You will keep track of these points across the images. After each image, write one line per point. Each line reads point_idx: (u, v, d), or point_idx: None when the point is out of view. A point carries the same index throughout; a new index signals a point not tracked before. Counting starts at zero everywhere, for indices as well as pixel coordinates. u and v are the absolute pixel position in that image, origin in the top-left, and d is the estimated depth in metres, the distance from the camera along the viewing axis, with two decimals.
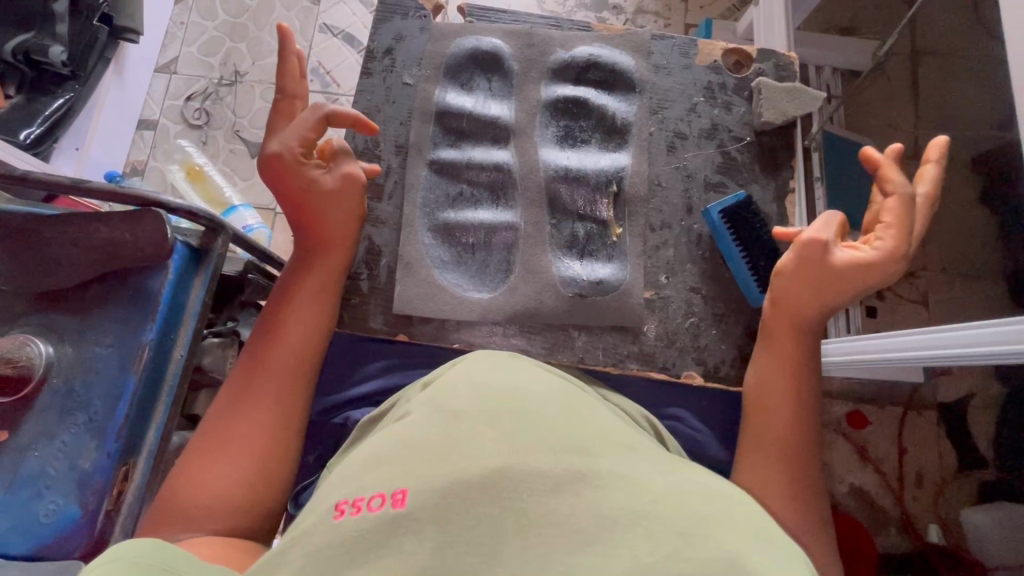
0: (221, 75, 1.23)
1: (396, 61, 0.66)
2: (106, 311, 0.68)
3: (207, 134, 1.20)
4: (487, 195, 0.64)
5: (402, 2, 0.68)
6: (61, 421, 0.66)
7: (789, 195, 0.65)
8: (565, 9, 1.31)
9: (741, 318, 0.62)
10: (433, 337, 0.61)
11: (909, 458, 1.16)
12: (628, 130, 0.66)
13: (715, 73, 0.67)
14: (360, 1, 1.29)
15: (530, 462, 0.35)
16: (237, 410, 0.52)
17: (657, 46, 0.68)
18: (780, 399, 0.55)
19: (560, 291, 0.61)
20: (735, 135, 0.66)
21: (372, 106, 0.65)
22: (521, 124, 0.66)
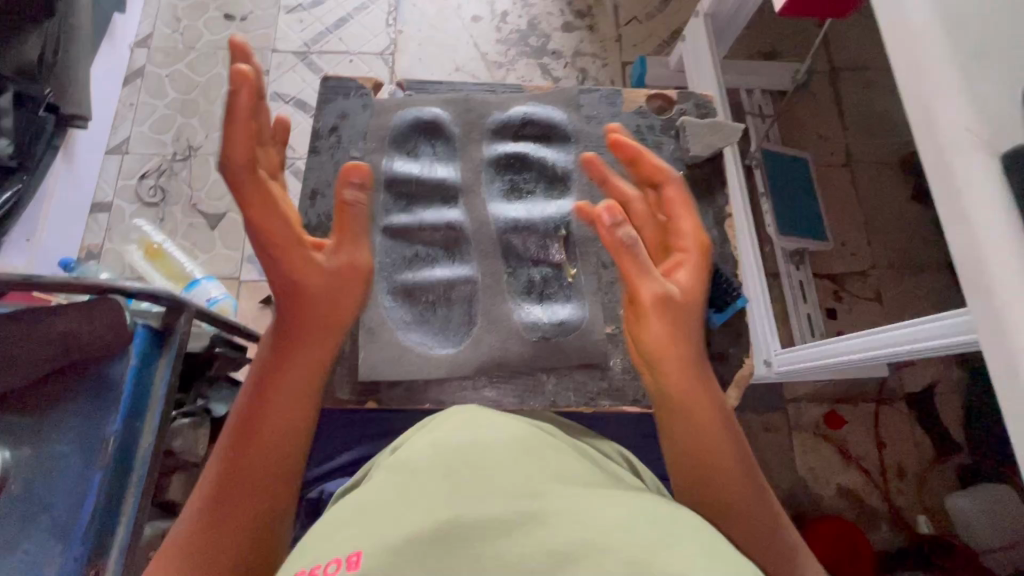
0: (174, 151, 1.24)
1: (342, 137, 0.69)
2: (66, 407, 0.66)
3: (164, 211, 1.19)
4: (442, 251, 0.66)
5: (343, 82, 0.71)
6: (22, 529, 0.62)
7: (727, 220, 0.69)
8: (507, 59, 1.38)
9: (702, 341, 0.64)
10: (402, 400, 0.61)
11: (889, 451, 1.16)
12: (570, 176, 0.69)
13: (642, 117, 0.72)
14: (309, 68, 1.33)
15: (489, 510, 0.34)
16: (231, 487, 0.50)
17: (586, 99, 0.72)
18: (710, 439, 0.51)
19: (524, 337, 0.63)
20: (669, 171, 0.70)
21: (323, 182, 0.67)
22: (468, 182, 0.68)
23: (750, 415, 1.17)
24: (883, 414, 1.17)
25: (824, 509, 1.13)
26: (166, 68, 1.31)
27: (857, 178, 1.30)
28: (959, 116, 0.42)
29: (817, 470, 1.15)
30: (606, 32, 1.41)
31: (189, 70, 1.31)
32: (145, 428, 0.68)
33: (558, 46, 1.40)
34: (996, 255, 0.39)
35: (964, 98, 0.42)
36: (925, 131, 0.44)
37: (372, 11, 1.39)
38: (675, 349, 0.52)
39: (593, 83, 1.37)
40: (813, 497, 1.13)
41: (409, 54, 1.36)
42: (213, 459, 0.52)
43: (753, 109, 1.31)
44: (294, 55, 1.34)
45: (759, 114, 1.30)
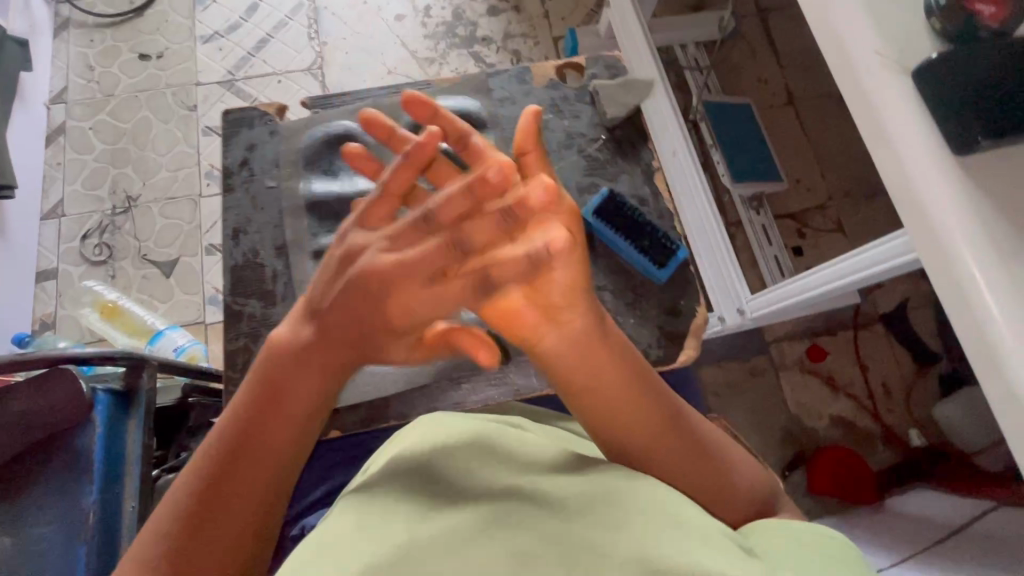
0: (113, 204, 1.20)
1: (254, 169, 0.67)
2: (39, 488, 0.64)
3: (114, 267, 1.16)
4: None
5: (245, 114, 0.69)
6: None
7: (657, 173, 0.68)
8: (438, 53, 1.35)
9: (654, 298, 0.63)
10: (365, 422, 0.58)
11: (873, 372, 1.18)
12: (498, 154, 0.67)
13: (553, 90, 0.71)
14: (238, 96, 1.29)
15: (449, 529, 0.35)
16: (219, 493, 0.42)
17: (495, 81, 0.71)
18: (622, 392, 0.42)
19: (475, 330, 0.61)
20: (589, 137, 0.69)
21: (243, 218, 0.65)
22: None
23: (735, 365, 1.18)
24: (861, 339, 1.20)
25: (821, 441, 1.15)
26: (88, 119, 1.26)
27: (800, 114, 1.31)
28: (875, 45, 0.42)
29: (807, 404, 1.17)
30: (532, 9, 1.39)
31: (113, 119, 1.26)
32: (126, 492, 0.65)
33: (487, 32, 1.37)
34: (923, 174, 0.39)
35: (869, 24, 0.42)
36: (845, 69, 0.44)
37: (292, 27, 1.35)
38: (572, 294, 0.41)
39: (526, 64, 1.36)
40: (809, 432, 1.15)
41: (338, 64, 1.33)
42: (177, 497, 0.42)
43: (688, 63, 1.31)
44: (220, 85, 1.30)
45: (694, 67, 1.30)
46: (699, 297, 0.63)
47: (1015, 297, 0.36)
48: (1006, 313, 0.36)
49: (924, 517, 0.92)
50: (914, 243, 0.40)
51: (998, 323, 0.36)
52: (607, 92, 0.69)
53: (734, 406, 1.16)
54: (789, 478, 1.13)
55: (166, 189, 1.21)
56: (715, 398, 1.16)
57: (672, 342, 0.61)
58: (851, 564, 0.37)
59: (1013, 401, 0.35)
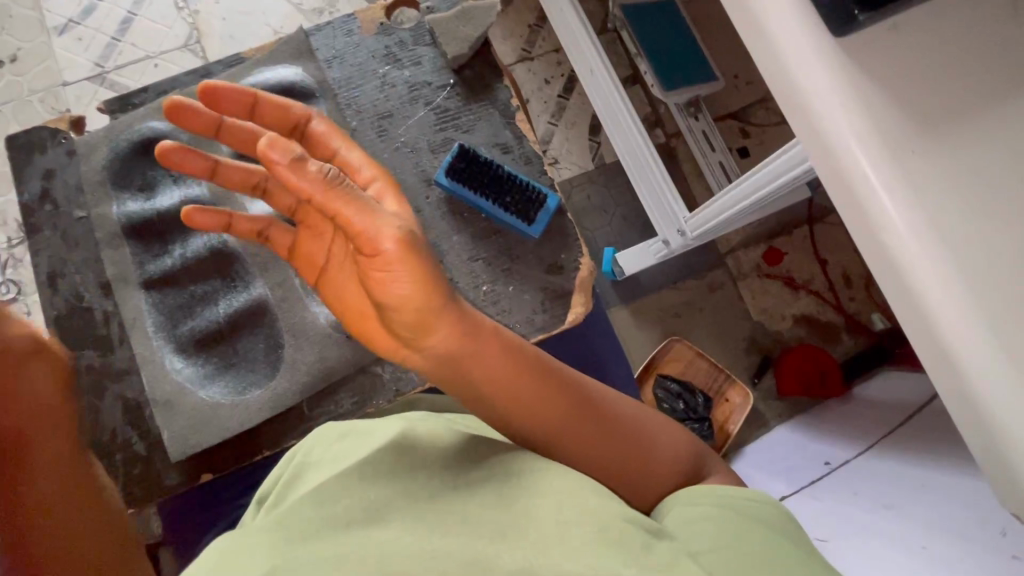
0: (7, 236, 1.10)
1: (58, 202, 0.61)
2: None
3: (27, 303, 1.08)
4: (220, 280, 0.59)
5: (32, 136, 0.61)
6: None
7: (517, 113, 0.65)
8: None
9: (533, 257, 0.62)
10: (238, 457, 0.57)
11: (832, 264, 1.16)
12: (396, 126, 0.63)
13: (386, 35, 0.64)
14: (113, 90, 1.16)
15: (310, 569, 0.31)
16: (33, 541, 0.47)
17: (318, 41, 0.64)
18: (509, 396, 0.41)
19: (336, 338, 0.57)
20: (437, 85, 0.63)
21: (58, 261, 0.60)
22: (218, 195, 0.61)
23: (691, 284, 1.15)
24: (817, 233, 1.17)
25: (787, 342, 1.14)
26: None
27: None
28: None
29: (769, 308, 1.15)
30: None
31: None
32: None
33: None
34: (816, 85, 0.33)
35: None
36: None
37: None
38: (420, 314, 0.39)
39: None
40: (774, 336, 1.14)
41: (217, 33, 1.19)
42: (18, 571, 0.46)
43: None
44: (91, 81, 1.16)
45: None
46: (577, 246, 0.62)
47: (930, 215, 0.31)
48: (918, 236, 0.31)
49: (887, 400, 0.92)
50: (817, 174, 0.35)
51: (900, 236, 0.31)
52: (442, 28, 0.62)
53: (696, 325, 1.14)
54: (758, 386, 1.12)
55: None
56: (676, 320, 1.13)
57: (559, 300, 0.61)
58: (753, 500, 0.43)
59: (930, 330, 0.32)
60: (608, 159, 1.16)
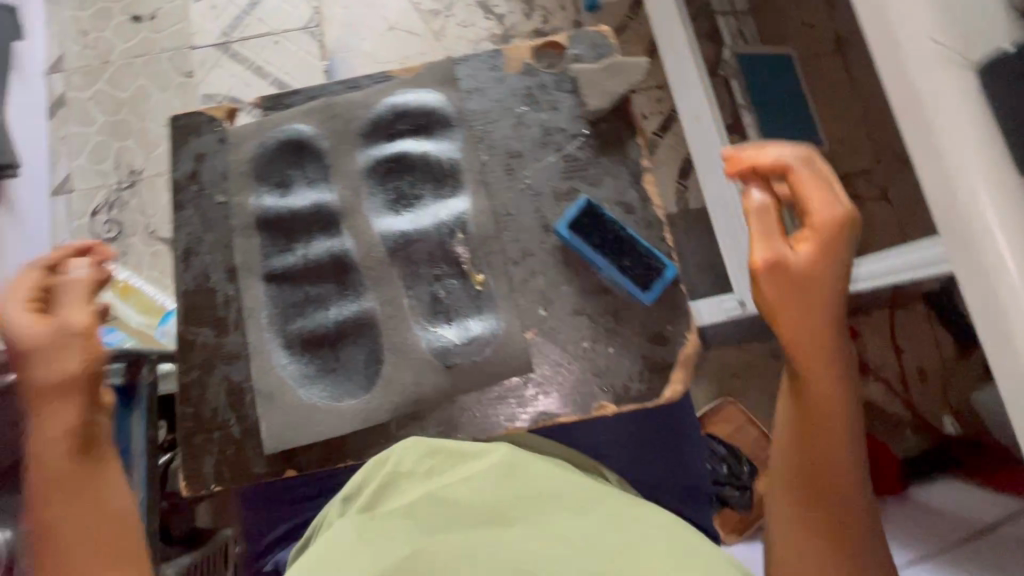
0: (119, 179, 1.18)
1: (205, 183, 0.58)
2: None
3: (124, 244, 1.16)
4: (334, 286, 0.54)
5: (193, 118, 0.60)
6: None
7: (647, 174, 0.55)
8: (443, 5, 1.23)
9: (635, 321, 0.52)
10: (323, 461, 0.52)
11: (908, 355, 1.11)
12: (523, 167, 0.55)
13: (530, 77, 0.57)
14: (234, 60, 1.23)
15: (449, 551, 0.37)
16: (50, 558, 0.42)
17: (463, 69, 0.58)
18: (826, 428, 0.44)
19: (435, 365, 0.51)
20: (570, 134, 0.56)
21: (194, 239, 0.57)
22: (348, 203, 0.56)
23: (756, 348, 1.12)
24: (899, 319, 1.11)
25: None
26: (87, 90, 1.22)
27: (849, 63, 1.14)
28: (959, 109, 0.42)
29: None
30: None
31: (111, 88, 1.22)
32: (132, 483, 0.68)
33: None
34: (967, 173, 0.42)
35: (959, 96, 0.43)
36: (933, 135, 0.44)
37: None
38: (798, 317, 0.44)
39: (540, 14, 1.22)
40: None
41: (337, 20, 1.24)
42: None
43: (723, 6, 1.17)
44: (216, 49, 1.23)
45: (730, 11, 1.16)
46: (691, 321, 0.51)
47: None
48: None
49: (949, 512, 0.87)
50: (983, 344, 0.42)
51: None
52: (586, 78, 0.55)
53: (751, 390, 1.11)
54: None
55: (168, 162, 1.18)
56: (732, 381, 1.11)
57: (659, 375, 0.51)
58: None
59: None
60: (693, 206, 1.14)
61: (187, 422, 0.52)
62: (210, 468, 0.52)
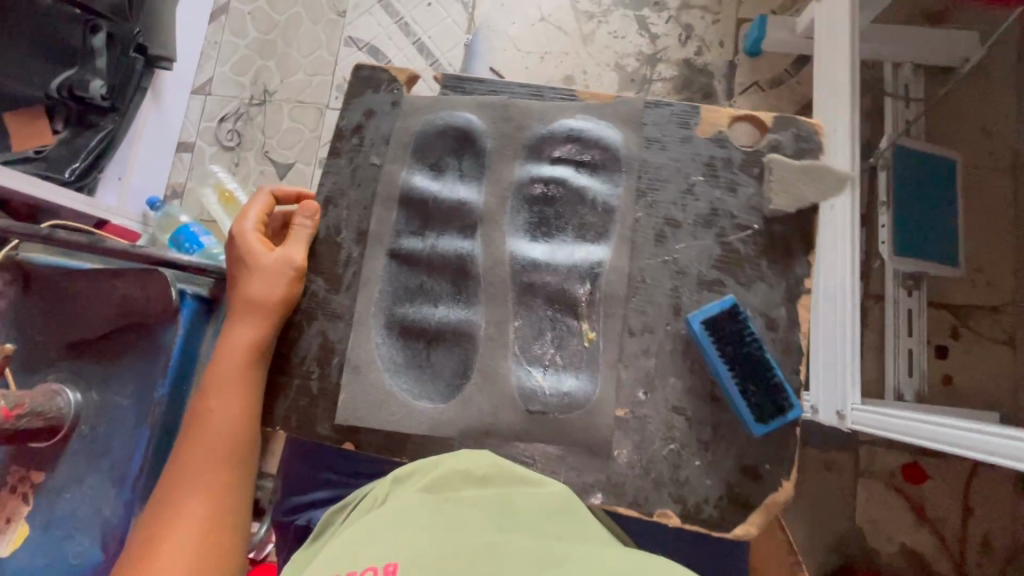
0: (252, 94, 1.25)
1: (365, 139, 0.60)
2: (122, 364, 0.73)
3: (239, 155, 1.23)
4: (449, 285, 0.58)
5: (374, 73, 0.61)
6: (88, 466, 0.72)
7: (803, 297, 0.55)
8: (600, 10, 1.19)
9: (732, 446, 0.53)
10: (381, 449, 0.55)
11: (976, 519, 1.00)
12: (676, 238, 0.56)
13: (720, 145, 0.57)
14: (385, 11, 1.25)
15: (508, 546, 0.40)
16: (196, 431, 0.56)
17: (651, 116, 0.58)
18: None
19: (517, 406, 0.54)
20: (739, 222, 0.56)
21: (337, 189, 0.60)
22: (490, 210, 0.58)
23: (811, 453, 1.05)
24: (980, 478, 1.00)
25: (878, 566, 1.01)
26: (249, 4, 1.28)
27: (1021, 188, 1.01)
28: None
29: (879, 521, 1.02)
30: None
31: (270, 8, 1.28)
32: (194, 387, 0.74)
33: None
34: None
35: None
36: None
37: None
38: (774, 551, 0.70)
39: (695, 45, 1.16)
40: (869, 550, 1.02)
41: None
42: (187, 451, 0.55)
43: (895, 89, 1.04)
44: None
45: (902, 97, 1.03)
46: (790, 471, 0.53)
47: None
48: None
49: None
50: None
51: None
52: (780, 174, 0.54)
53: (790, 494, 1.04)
54: None
55: (300, 92, 1.24)
56: None
57: (738, 510, 0.53)
58: None
59: None
60: None
61: (275, 360, 0.58)
62: (280, 411, 0.58)
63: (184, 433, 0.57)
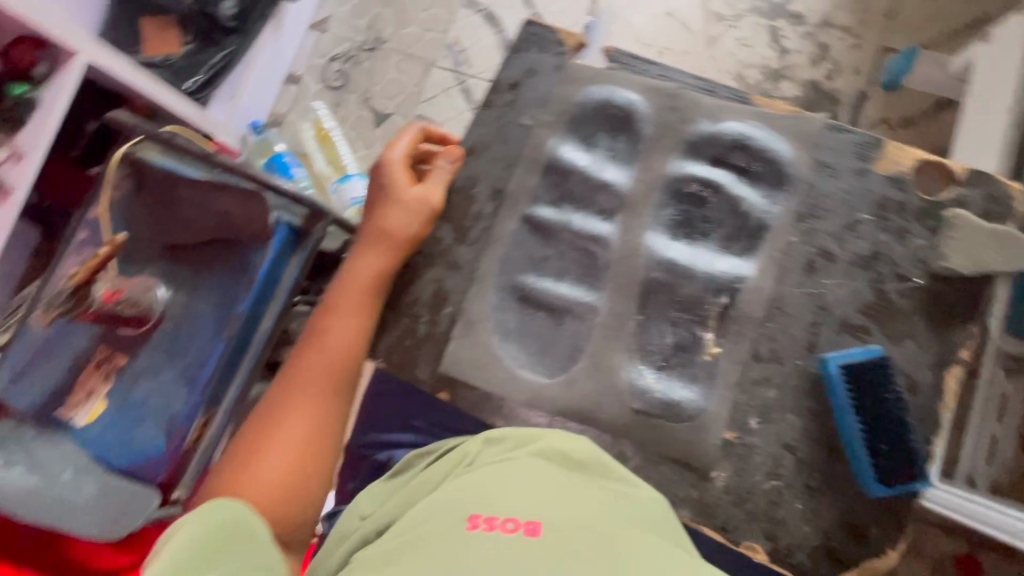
0: (364, 39, 1.26)
1: (520, 97, 0.63)
2: (211, 274, 0.78)
3: (342, 96, 1.25)
4: (578, 264, 0.58)
5: (543, 34, 0.64)
6: (166, 361, 0.77)
7: (952, 366, 0.56)
8: (732, 13, 1.13)
9: (836, 499, 0.53)
10: (473, 408, 0.56)
11: None
12: (828, 271, 0.57)
13: (896, 188, 0.59)
14: None
15: (628, 531, 0.43)
16: (314, 343, 0.59)
17: (826, 139, 0.60)
18: None
19: (625, 403, 0.55)
20: (900, 273, 0.57)
21: (483, 141, 0.62)
22: (637, 196, 0.59)
23: None
24: None
25: None
26: None
27: None
28: None
29: None
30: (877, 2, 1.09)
31: None
32: (267, 311, 0.77)
33: (803, 9, 1.11)
34: None
35: None
36: None
37: None
38: None
39: (828, 67, 1.08)
40: None
41: None
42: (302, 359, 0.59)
43: None
44: None
45: None
46: (898, 540, 0.52)
47: None
48: None
49: None
50: None
51: None
52: (965, 233, 0.57)
53: None
54: None
55: (410, 45, 1.24)
56: None
57: (829, 564, 0.53)
58: None
59: None
60: None
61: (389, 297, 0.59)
62: (383, 345, 0.58)
63: (301, 342, 0.60)
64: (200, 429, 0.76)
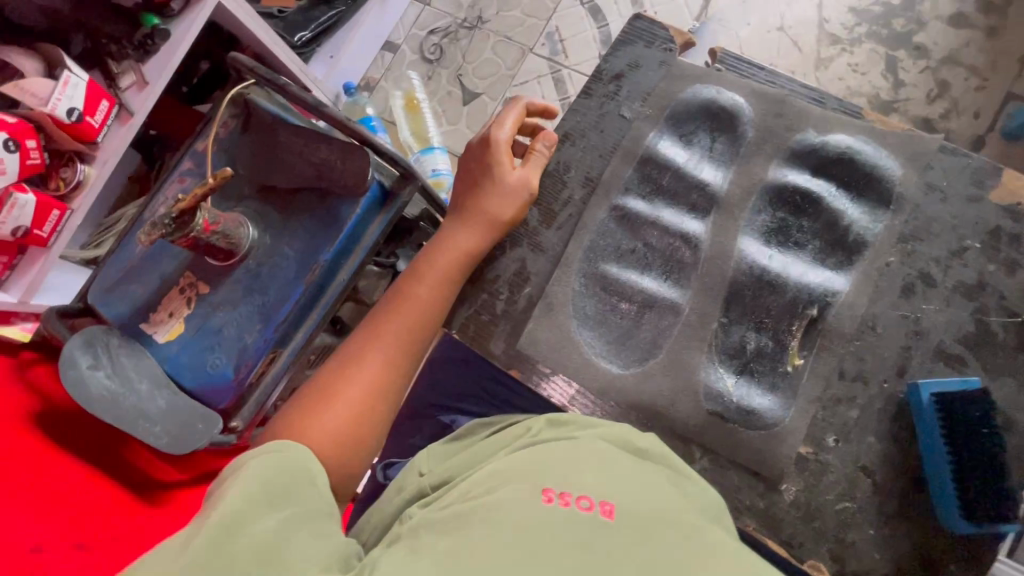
0: (466, 16, 1.28)
1: (620, 90, 0.62)
2: (301, 220, 0.80)
3: (434, 70, 1.27)
4: (665, 257, 0.59)
5: (652, 30, 0.62)
6: (244, 296, 0.80)
7: None
8: (849, 35, 1.08)
9: (911, 530, 0.51)
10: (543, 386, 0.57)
11: None
12: (926, 296, 0.55)
13: (1012, 218, 0.56)
14: None
15: (699, 522, 0.43)
16: (394, 303, 0.58)
17: (942, 162, 0.57)
18: None
19: (700, 403, 0.55)
20: (1007, 307, 0.54)
21: (579, 129, 0.61)
22: (732, 199, 0.59)
23: None
24: None
25: None
26: None
27: None
28: None
29: None
30: (1011, 44, 1.02)
31: None
32: (346, 265, 0.80)
33: (927, 41, 1.05)
34: None
35: None
36: None
37: None
38: None
39: (946, 106, 1.02)
40: None
41: None
42: (379, 317, 0.58)
43: None
44: None
45: None
46: None
47: None
48: None
49: None
50: None
51: None
52: None
53: None
54: None
55: (511, 29, 1.25)
56: None
57: None
58: None
59: None
60: None
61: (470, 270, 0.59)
62: (459, 317, 0.59)
63: (379, 302, 0.60)
64: (264, 367, 0.78)
